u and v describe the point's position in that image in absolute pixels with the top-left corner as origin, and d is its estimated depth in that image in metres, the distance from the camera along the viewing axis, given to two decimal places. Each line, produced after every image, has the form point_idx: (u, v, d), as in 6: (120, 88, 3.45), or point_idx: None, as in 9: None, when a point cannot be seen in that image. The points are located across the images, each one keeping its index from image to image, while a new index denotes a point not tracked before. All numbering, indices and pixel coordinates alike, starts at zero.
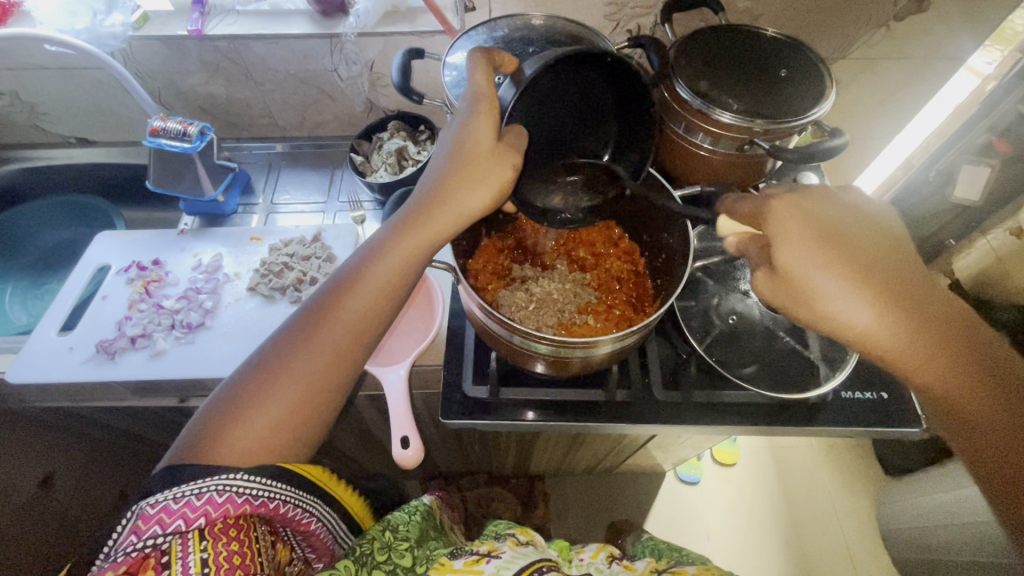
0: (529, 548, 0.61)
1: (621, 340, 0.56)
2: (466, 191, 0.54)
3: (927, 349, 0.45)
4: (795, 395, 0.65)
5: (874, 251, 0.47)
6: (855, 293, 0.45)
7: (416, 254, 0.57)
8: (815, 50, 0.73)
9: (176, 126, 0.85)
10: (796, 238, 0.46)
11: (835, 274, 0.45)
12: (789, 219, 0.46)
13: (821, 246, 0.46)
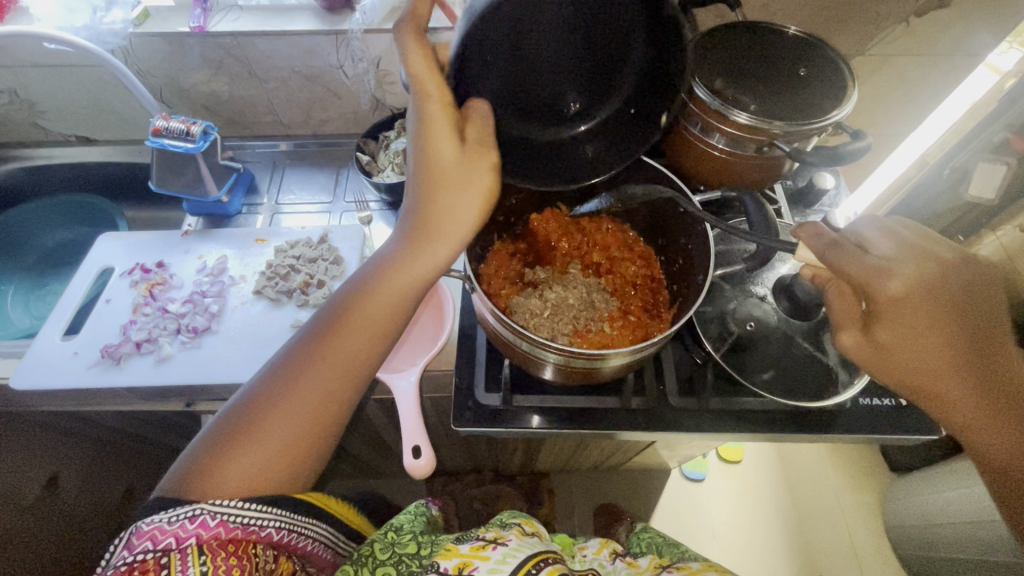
0: (534, 539, 0.60)
1: (635, 352, 0.54)
2: (450, 213, 0.53)
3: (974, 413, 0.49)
4: (814, 404, 0.64)
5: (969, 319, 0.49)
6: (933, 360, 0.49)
7: (407, 283, 0.55)
8: (835, 48, 0.71)
9: (179, 125, 0.83)
10: (912, 307, 0.48)
11: (923, 342, 0.49)
12: (918, 293, 0.48)
13: (938, 322, 0.48)
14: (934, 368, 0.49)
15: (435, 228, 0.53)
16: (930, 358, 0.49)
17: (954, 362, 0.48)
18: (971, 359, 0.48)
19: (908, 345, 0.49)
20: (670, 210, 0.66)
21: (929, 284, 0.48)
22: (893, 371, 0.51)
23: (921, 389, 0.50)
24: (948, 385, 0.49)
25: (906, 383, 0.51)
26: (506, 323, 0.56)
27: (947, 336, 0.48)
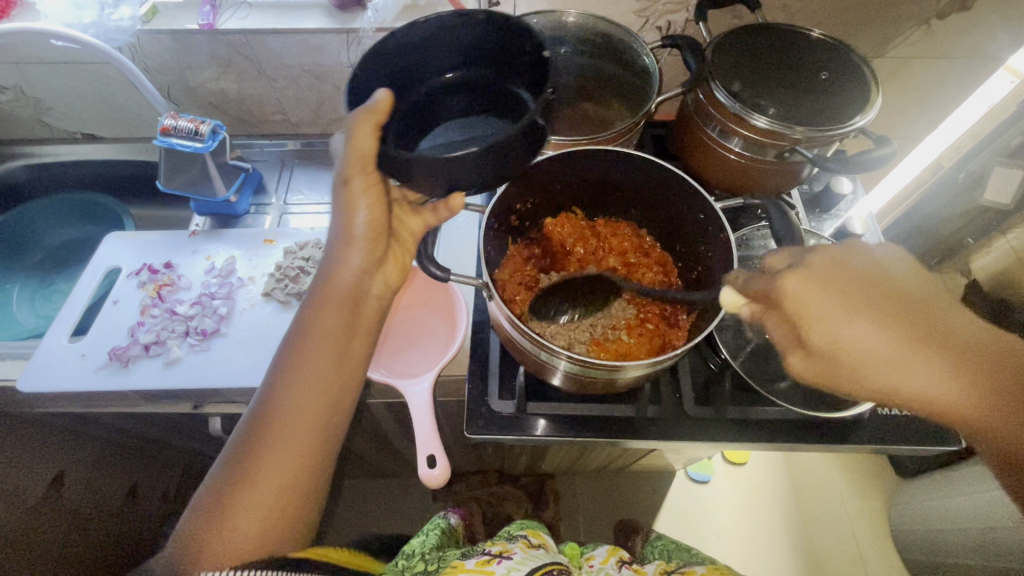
0: (541, 550, 0.63)
1: (652, 365, 0.53)
2: (348, 244, 0.57)
3: (967, 404, 0.41)
4: (835, 415, 0.64)
5: (908, 296, 0.45)
6: (888, 344, 0.43)
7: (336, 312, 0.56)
8: (858, 52, 0.69)
9: (188, 124, 0.81)
10: (822, 294, 0.45)
11: (863, 325, 0.44)
12: (819, 275, 0.46)
13: (859, 304, 0.44)
14: (885, 357, 0.43)
15: (338, 260, 0.57)
16: (875, 349, 0.43)
17: (899, 345, 0.43)
18: (918, 337, 0.43)
19: (844, 338, 0.44)
20: (690, 216, 0.65)
21: (833, 268, 0.46)
22: (847, 376, 0.45)
23: (889, 391, 0.43)
24: (911, 374, 0.42)
25: (870, 388, 0.44)
26: (524, 333, 0.55)
27: (877, 317, 0.44)
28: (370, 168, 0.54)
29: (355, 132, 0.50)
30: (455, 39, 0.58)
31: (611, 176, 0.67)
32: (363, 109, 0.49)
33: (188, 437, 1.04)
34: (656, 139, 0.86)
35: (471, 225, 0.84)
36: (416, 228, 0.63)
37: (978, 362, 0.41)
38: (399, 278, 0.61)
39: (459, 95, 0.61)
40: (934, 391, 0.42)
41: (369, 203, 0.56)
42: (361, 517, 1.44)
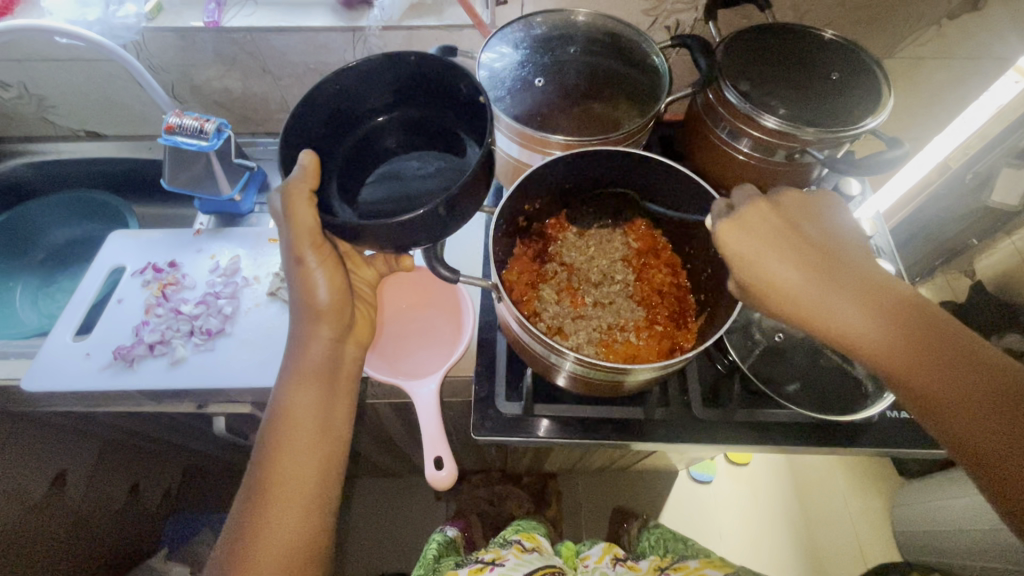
0: (531, 555, 0.78)
1: (661, 369, 0.53)
2: (315, 320, 0.60)
3: (861, 327, 0.48)
4: (846, 418, 0.63)
5: (822, 243, 0.52)
6: (802, 273, 0.50)
7: (313, 380, 0.60)
8: (869, 53, 0.69)
9: (193, 122, 0.80)
10: (750, 235, 0.52)
11: (782, 256, 0.50)
12: (748, 218, 0.52)
13: (780, 243, 0.51)
14: (801, 287, 0.49)
15: (309, 336, 0.60)
16: (793, 281, 0.50)
17: (811, 277, 0.50)
18: (827, 271, 0.50)
19: (766, 271, 0.50)
20: (700, 218, 0.65)
21: (760, 213, 0.53)
22: (771, 304, 0.51)
23: (806, 317, 0.49)
24: (821, 302, 0.49)
25: (789, 314, 0.50)
26: (535, 335, 0.54)
27: (794, 254, 0.50)
28: (317, 239, 0.59)
29: (293, 206, 0.55)
30: (384, 81, 0.63)
31: (621, 177, 0.67)
32: (294, 177, 0.55)
33: (192, 435, 1.04)
34: (663, 140, 0.86)
35: (477, 225, 0.84)
36: (369, 277, 0.69)
37: (876, 294, 0.48)
38: (366, 337, 0.66)
39: (397, 133, 0.68)
40: (842, 318, 0.48)
41: (326, 273, 0.60)
42: (363, 515, 1.44)
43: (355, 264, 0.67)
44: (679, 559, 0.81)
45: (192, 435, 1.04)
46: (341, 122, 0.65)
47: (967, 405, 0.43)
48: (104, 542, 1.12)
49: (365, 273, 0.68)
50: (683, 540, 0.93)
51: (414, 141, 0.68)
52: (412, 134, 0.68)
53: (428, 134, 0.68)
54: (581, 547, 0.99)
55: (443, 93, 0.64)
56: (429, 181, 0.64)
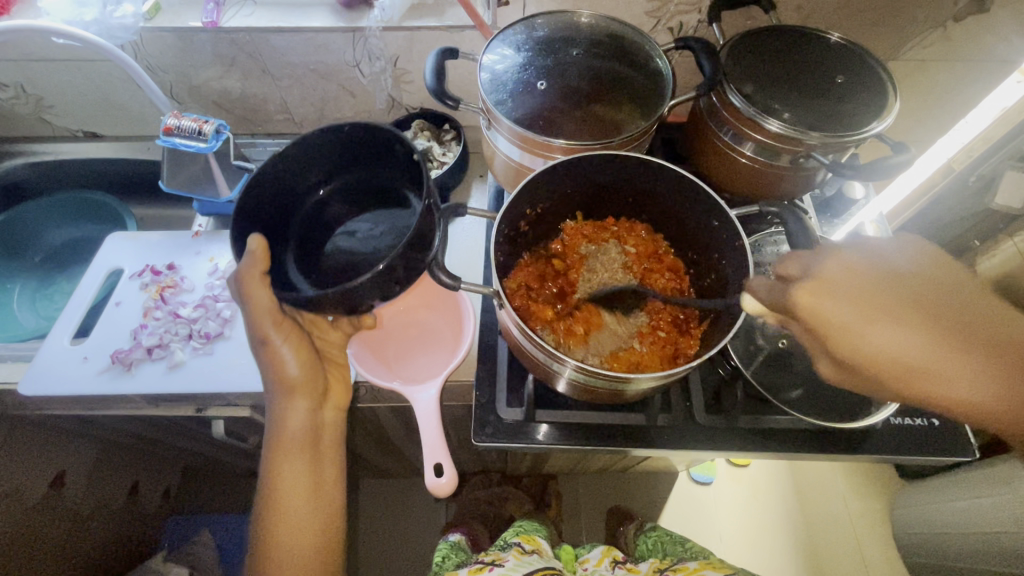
0: (531, 556, 0.78)
1: (663, 377, 0.52)
2: (290, 395, 0.61)
3: (991, 397, 0.41)
4: (852, 425, 0.63)
5: (928, 298, 0.45)
6: (906, 339, 0.43)
7: (297, 452, 0.61)
8: (875, 56, 0.68)
9: (191, 124, 0.79)
10: (835, 300, 0.46)
11: (880, 323, 0.44)
12: (829, 282, 0.47)
13: (873, 306, 0.45)
14: (907, 354, 0.43)
15: (286, 411, 0.61)
16: (900, 349, 0.43)
17: (923, 340, 0.43)
18: (946, 334, 0.43)
19: (859, 340, 0.45)
20: (705, 222, 0.64)
21: (847, 275, 0.47)
22: (874, 377, 0.45)
23: (920, 390, 0.43)
24: (936, 371, 0.42)
25: (903, 389, 0.44)
26: (537, 343, 0.53)
27: (898, 317, 0.44)
28: (278, 317, 0.59)
29: (247, 290, 0.56)
30: (318, 157, 0.66)
31: (624, 181, 0.66)
32: (244, 263, 0.56)
33: (191, 437, 1.04)
34: (666, 142, 0.85)
35: (478, 228, 0.84)
36: (335, 339, 0.68)
37: (1012, 356, 0.41)
38: (342, 398, 0.67)
39: (343, 201, 0.70)
40: (968, 391, 0.41)
41: (293, 349, 0.60)
42: (362, 516, 1.44)
43: (319, 328, 0.67)
44: (679, 560, 0.81)
45: (191, 437, 1.04)
46: (285, 202, 0.67)
47: None
48: (103, 543, 1.11)
49: (332, 335, 0.68)
50: (680, 541, 0.93)
51: (360, 203, 0.69)
52: (356, 199, 0.69)
53: (374, 195, 0.69)
54: (581, 551, 0.99)
55: (379, 155, 0.67)
56: (381, 237, 0.65)
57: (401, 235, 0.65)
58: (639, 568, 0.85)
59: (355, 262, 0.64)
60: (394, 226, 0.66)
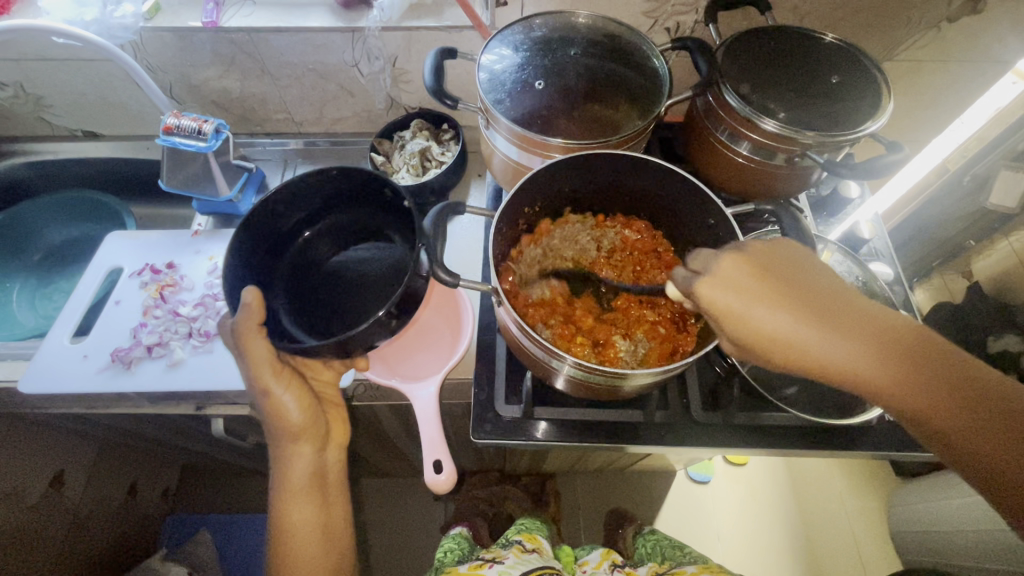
0: (531, 555, 0.79)
1: (659, 374, 0.52)
2: (295, 440, 0.64)
3: (866, 369, 0.44)
4: (847, 421, 0.63)
5: (815, 285, 0.47)
6: (790, 318, 0.45)
7: (303, 495, 0.65)
8: (869, 56, 0.69)
9: (191, 123, 0.80)
10: (729, 289, 0.45)
11: (770, 306, 0.45)
12: (726, 272, 0.46)
13: (761, 291, 0.45)
14: (790, 333, 0.45)
15: (292, 456, 0.65)
16: (782, 327, 0.45)
17: (799, 318, 0.45)
18: (819, 311, 0.45)
19: (752, 324, 0.45)
20: (702, 220, 0.65)
21: (737, 261, 0.47)
22: (761, 354, 0.46)
23: (795, 362, 0.45)
24: (810, 346, 0.44)
25: (789, 363, 0.46)
26: (535, 340, 0.54)
27: (778, 299, 0.45)
28: (276, 366, 0.61)
29: (246, 343, 0.59)
30: (309, 202, 0.73)
31: (625, 178, 0.67)
32: (241, 317, 0.58)
33: (189, 436, 1.04)
34: (663, 142, 0.86)
35: (476, 227, 0.84)
36: (330, 377, 0.70)
37: (864, 327, 0.45)
38: (341, 435, 0.70)
39: (328, 241, 0.76)
40: (836, 359, 0.44)
41: (294, 395, 0.62)
42: (361, 515, 1.44)
43: (313, 369, 0.68)
44: (676, 565, 0.82)
45: (190, 436, 1.04)
46: (274, 244, 0.72)
47: (1010, 442, 0.41)
48: (101, 542, 1.11)
49: (326, 374, 0.69)
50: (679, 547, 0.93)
51: (344, 243, 0.76)
52: (341, 239, 0.76)
53: (358, 236, 0.76)
54: (581, 553, 1.00)
55: (366, 196, 0.74)
56: (370, 274, 0.73)
57: (391, 272, 0.72)
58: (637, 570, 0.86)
59: (348, 297, 0.71)
60: (383, 261, 0.74)
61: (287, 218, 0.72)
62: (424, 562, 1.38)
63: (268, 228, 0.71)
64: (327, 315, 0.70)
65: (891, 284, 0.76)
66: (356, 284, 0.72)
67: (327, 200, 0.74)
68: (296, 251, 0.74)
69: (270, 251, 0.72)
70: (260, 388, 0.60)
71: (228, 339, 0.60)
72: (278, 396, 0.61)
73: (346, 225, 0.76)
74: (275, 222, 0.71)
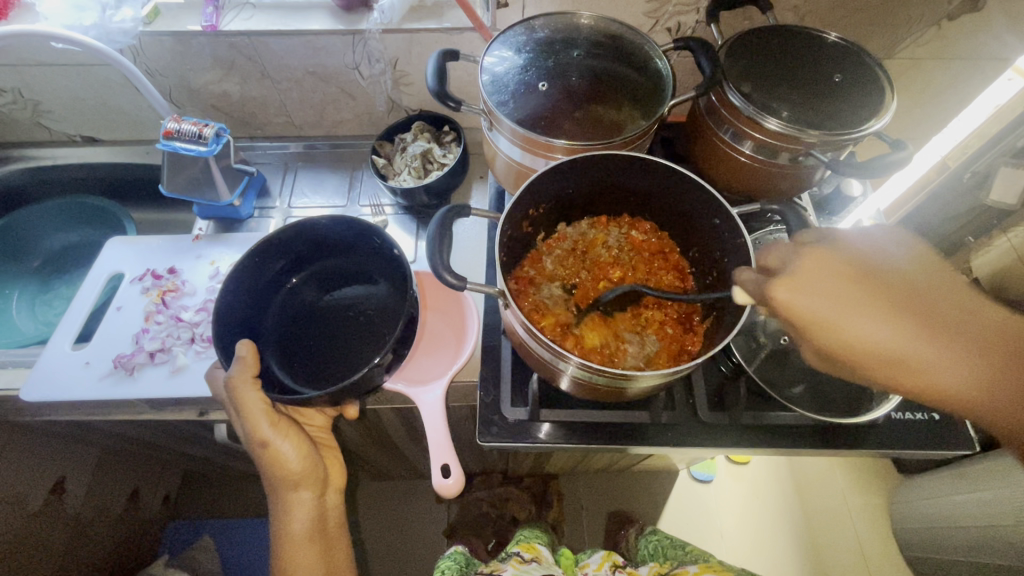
0: (530, 565, 0.79)
1: (666, 375, 0.52)
2: (296, 487, 0.67)
3: (982, 391, 0.41)
4: (853, 420, 0.63)
5: (915, 290, 0.45)
6: (886, 327, 0.43)
7: (307, 541, 0.67)
8: (871, 54, 0.69)
9: (191, 127, 0.79)
10: (817, 293, 0.44)
11: (866, 314, 0.43)
12: (809, 272, 0.45)
13: (856, 297, 0.44)
14: (885, 343, 0.43)
15: (293, 503, 0.67)
16: (879, 338, 0.43)
17: (905, 334, 0.43)
18: (922, 323, 0.43)
19: (844, 330, 0.44)
20: (704, 220, 0.65)
21: (825, 265, 0.46)
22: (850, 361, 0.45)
23: (888, 372, 0.43)
24: (911, 358, 0.42)
25: (889, 377, 0.44)
26: (539, 340, 0.54)
27: (874, 304, 0.44)
28: (273, 416, 0.63)
29: (240, 395, 0.60)
30: (292, 248, 0.73)
31: (624, 177, 0.67)
32: (235, 370, 0.60)
33: (191, 442, 1.03)
34: (665, 141, 0.86)
35: (479, 228, 0.84)
36: (322, 423, 0.73)
37: (977, 337, 0.42)
38: (339, 479, 0.73)
39: (315, 285, 0.76)
40: (936, 370, 0.42)
41: (292, 444, 0.65)
42: (364, 517, 1.44)
43: (305, 417, 0.72)
44: (678, 565, 0.82)
45: (192, 442, 1.03)
46: (263, 291, 0.73)
47: None
48: (103, 549, 1.11)
49: (318, 420, 0.73)
50: (679, 547, 0.92)
51: (331, 286, 0.76)
52: (327, 282, 0.77)
53: (344, 278, 0.76)
54: (580, 557, 0.99)
55: (350, 242, 0.75)
56: (362, 315, 0.73)
57: (379, 314, 0.72)
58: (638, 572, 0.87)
59: (337, 342, 0.71)
60: (373, 303, 0.74)
61: (269, 265, 0.73)
62: (428, 565, 1.38)
63: (255, 274, 0.70)
64: (316, 362, 0.70)
65: None
66: (348, 328, 0.72)
67: (308, 248, 0.75)
68: (283, 301, 0.75)
69: (259, 297, 0.72)
70: (258, 440, 0.62)
71: (225, 393, 0.63)
72: (274, 446, 0.64)
73: (331, 272, 0.77)
74: (258, 270, 0.71)
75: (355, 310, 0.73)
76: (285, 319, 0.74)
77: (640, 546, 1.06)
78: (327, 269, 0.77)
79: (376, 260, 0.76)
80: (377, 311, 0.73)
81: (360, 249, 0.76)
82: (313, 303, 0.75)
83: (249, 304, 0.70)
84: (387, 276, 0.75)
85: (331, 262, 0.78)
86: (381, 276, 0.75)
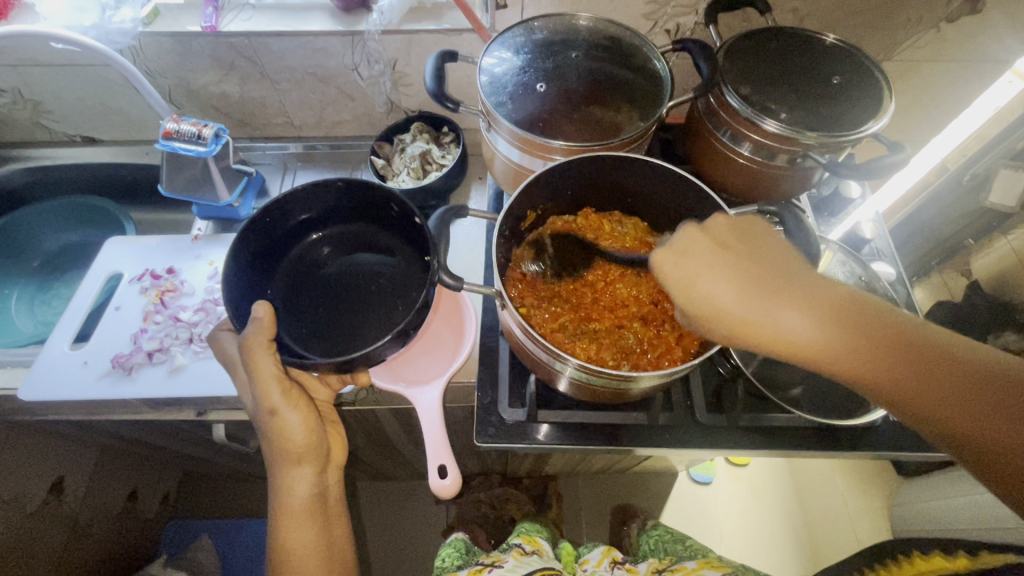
0: (531, 557, 0.78)
1: (665, 376, 0.52)
2: (298, 464, 0.66)
3: (849, 357, 0.43)
4: (847, 422, 0.64)
5: (766, 262, 0.48)
6: (719, 278, 0.47)
7: (304, 530, 0.67)
8: (870, 56, 0.69)
9: (190, 128, 0.79)
10: (685, 261, 0.49)
11: (719, 277, 0.47)
12: (684, 249, 0.49)
13: (711, 260, 0.48)
14: (740, 312, 0.46)
15: (293, 479, 0.66)
16: (727, 296, 0.46)
17: (744, 293, 0.46)
18: (758, 285, 0.46)
19: (703, 290, 0.47)
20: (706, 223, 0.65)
21: (693, 236, 0.50)
22: (713, 327, 0.47)
23: (767, 342, 0.45)
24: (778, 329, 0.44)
25: (744, 339, 0.46)
26: (538, 341, 0.54)
27: (727, 269, 0.47)
28: (284, 384, 0.62)
29: (254, 357, 0.60)
30: (319, 206, 0.74)
31: (637, 181, 0.67)
32: (252, 330, 0.59)
33: (189, 442, 1.03)
34: (664, 144, 0.86)
35: (478, 229, 0.84)
36: (325, 397, 0.71)
37: (812, 302, 0.45)
38: (340, 456, 0.73)
39: (330, 246, 0.77)
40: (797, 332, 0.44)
41: (300, 416, 0.64)
42: (363, 518, 1.43)
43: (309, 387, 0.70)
44: (677, 562, 0.82)
45: (189, 442, 1.03)
46: (276, 248, 0.73)
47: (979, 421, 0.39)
48: (101, 549, 1.10)
49: (320, 394, 0.71)
50: (682, 542, 0.92)
51: (347, 250, 0.76)
52: (345, 245, 0.77)
53: (360, 245, 0.77)
54: (581, 551, 0.99)
55: (370, 207, 0.75)
56: (372, 284, 0.73)
57: (392, 289, 0.72)
58: (638, 568, 0.86)
59: (346, 308, 0.71)
60: (384, 274, 0.74)
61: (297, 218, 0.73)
62: (427, 565, 1.38)
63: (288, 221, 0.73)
64: (323, 327, 0.69)
65: (893, 283, 0.77)
66: (359, 294, 0.72)
67: (336, 207, 0.75)
68: (297, 258, 0.75)
69: (274, 254, 0.73)
70: (269, 403, 0.62)
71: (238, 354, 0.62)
72: (284, 415, 0.63)
73: (352, 233, 0.77)
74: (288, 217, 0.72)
75: (366, 277, 0.74)
76: (297, 277, 0.74)
77: (642, 544, 1.05)
78: (347, 229, 0.78)
79: (393, 228, 0.76)
80: (390, 277, 0.73)
81: (377, 215, 0.76)
82: (328, 263, 0.75)
83: (263, 252, 0.71)
84: (402, 244, 0.76)
85: (353, 224, 0.78)
86: (393, 247, 0.76)
